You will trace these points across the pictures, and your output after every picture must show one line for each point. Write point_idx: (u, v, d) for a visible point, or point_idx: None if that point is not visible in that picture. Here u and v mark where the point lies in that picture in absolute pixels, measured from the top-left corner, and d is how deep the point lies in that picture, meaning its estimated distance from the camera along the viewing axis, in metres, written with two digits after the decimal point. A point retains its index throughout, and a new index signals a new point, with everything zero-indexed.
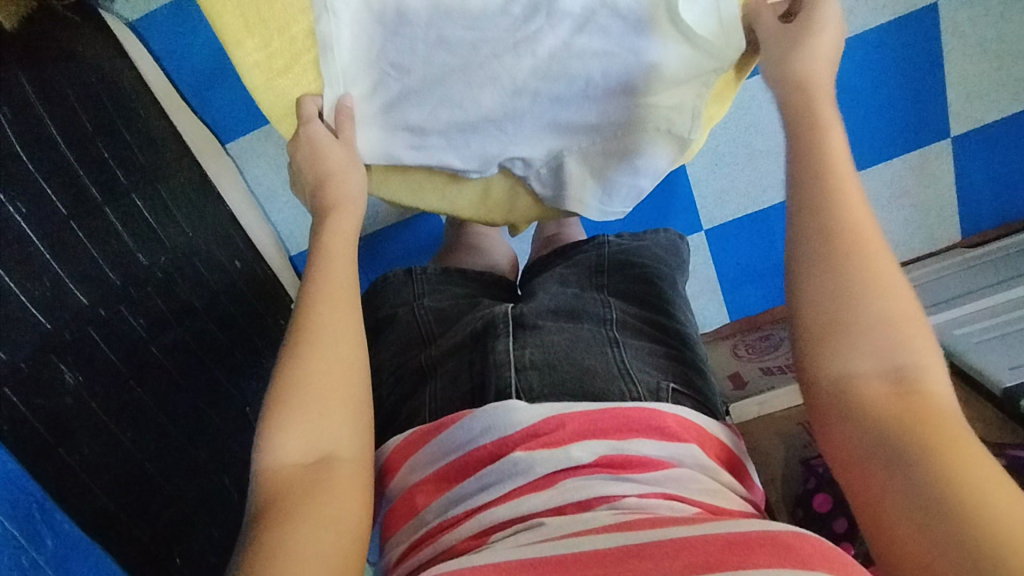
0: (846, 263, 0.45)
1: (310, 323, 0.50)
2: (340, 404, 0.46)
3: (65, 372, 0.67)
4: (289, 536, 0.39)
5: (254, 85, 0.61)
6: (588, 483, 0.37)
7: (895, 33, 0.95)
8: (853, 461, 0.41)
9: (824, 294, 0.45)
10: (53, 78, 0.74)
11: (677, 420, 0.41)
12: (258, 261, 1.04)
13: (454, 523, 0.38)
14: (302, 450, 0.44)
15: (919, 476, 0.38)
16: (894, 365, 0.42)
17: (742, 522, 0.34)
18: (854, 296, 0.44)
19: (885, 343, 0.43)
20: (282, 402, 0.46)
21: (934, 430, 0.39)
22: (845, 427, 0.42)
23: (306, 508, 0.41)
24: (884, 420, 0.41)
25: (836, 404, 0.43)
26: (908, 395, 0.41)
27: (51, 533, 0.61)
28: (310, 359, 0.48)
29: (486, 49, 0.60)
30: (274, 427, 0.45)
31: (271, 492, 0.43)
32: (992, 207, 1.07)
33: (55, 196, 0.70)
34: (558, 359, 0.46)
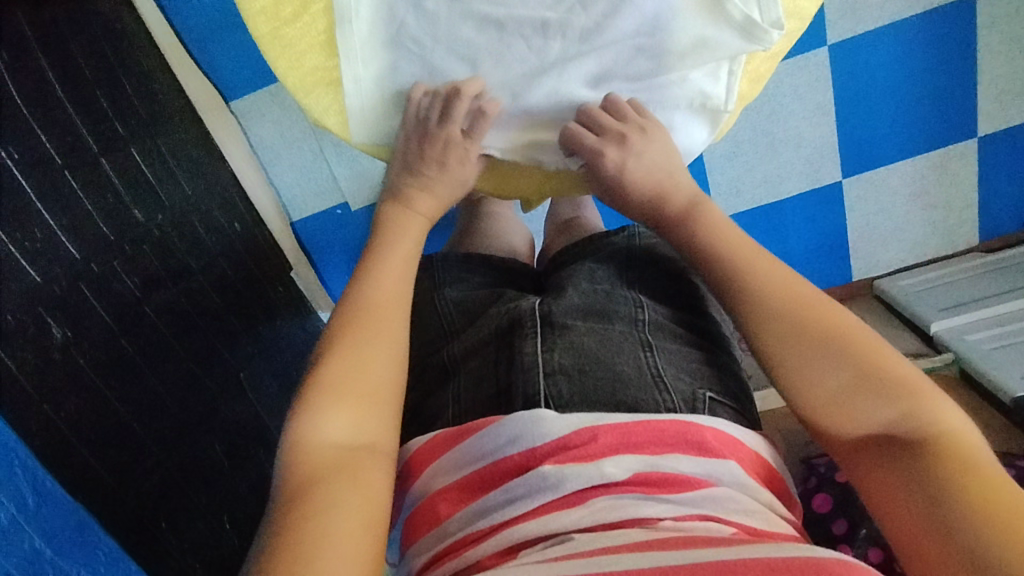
0: (812, 338, 0.47)
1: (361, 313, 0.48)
2: (385, 399, 0.45)
3: (52, 326, 0.64)
4: (333, 524, 0.37)
5: (259, 33, 0.58)
6: (621, 503, 0.35)
7: (931, 24, 0.92)
8: (894, 521, 0.41)
9: (804, 361, 0.46)
10: (52, 17, 0.69)
11: (715, 434, 0.39)
12: (258, 226, 1.01)
13: (478, 538, 0.36)
14: (346, 435, 0.43)
15: (961, 526, 0.37)
16: (892, 422, 0.43)
17: (783, 546, 0.31)
18: (825, 364, 0.46)
19: (879, 402, 0.44)
20: (321, 389, 0.44)
21: (958, 473, 0.39)
22: (880, 489, 0.42)
23: (350, 496, 0.39)
24: (912, 474, 0.41)
25: (861, 469, 0.44)
26: (918, 446, 0.41)
27: (33, 492, 0.59)
28: (361, 348, 0.47)
29: (514, 28, 0.58)
30: (318, 408, 0.43)
31: (310, 471, 0.40)
32: (1013, 211, 1.05)
33: (49, 143, 0.66)
34: (589, 363, 0.44)
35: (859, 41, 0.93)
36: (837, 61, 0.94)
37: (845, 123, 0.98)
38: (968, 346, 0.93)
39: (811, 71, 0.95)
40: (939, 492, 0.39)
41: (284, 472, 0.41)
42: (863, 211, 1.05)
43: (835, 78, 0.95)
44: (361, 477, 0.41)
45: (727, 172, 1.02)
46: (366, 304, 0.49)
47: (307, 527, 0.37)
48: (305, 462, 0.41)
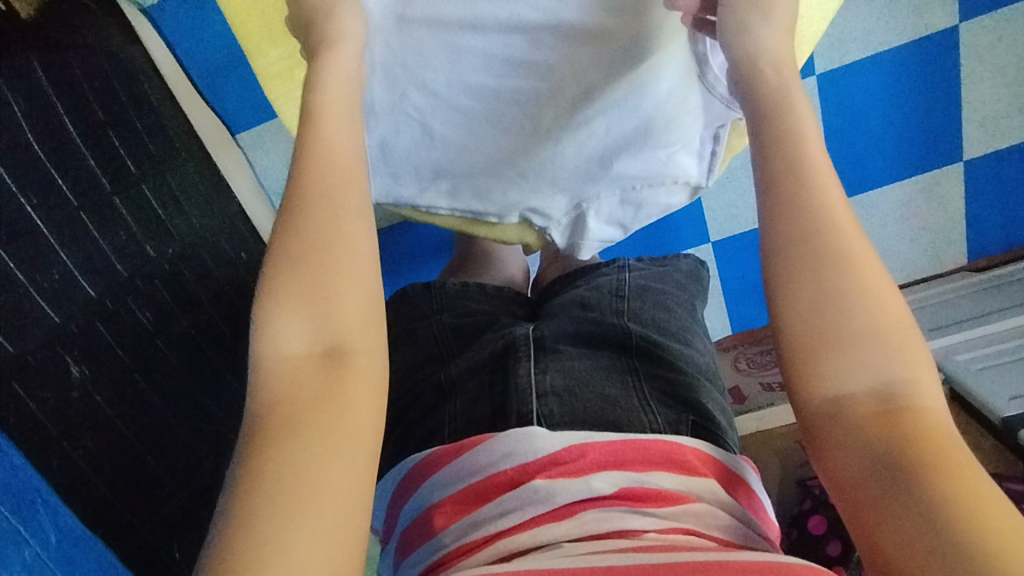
0: (830, 279, 0.39)
1: (316, 200, 0.42)
2: (349, 297, 0.40)
3: (71, 364, 0.67)
4: (295, 453, 0.35)
5: (275, 96, 0.62)
6: (608, 515, 0.37)
7: (915, 54, 0.94)
8: (851, 492, 0.36)
9: (804, 303, 0.39)
10: (64, 63, 0.74)
11: (696, 452, 0.41)
12: (263, 254, 1.04)
13: (470, 550, 0.38)
14: (306, 344, 0.38)
15: (922, 498, 0.33)
16: (881, 381, 0.37)
17: (757, 553, 0.34)
18: (834, 306, 0.39)
19: (878, 360, 0.37)
20: (282, 288, 0.39)
21: (934, 451, 0.35)
22: (840, 454, 0.37)
23: (313, 417, 0.36)
24: (883, 446, 0.36)
25: (824, 427, 0.38)
26: (895, 414, 0.36)
27: (55, 529, 0.60)
28: (318, 235, 0.41)
29: (509, 97, 0.61)
30: (270, 320, 0.39)
31: (273, 394, 0.37)
32: (1000, 233, 1.07)
33: (64, 184, 0.70)
34: (578, 386, 0.46)
35: (846, 71, 0.96)
36: (824, 91, 0.97)
37: (834, 148, 1.01)
38: (960, 368, 0.96)
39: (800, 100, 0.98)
40: (905, 464, 0.34)
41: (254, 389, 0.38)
42: None
43: (822, 106, 0.98)
44: (329, 390, 0.37)
45: None
46: (316, 193, 0.42)
47: (268, 459, 0.35)
48: (275, 372, 0.38)
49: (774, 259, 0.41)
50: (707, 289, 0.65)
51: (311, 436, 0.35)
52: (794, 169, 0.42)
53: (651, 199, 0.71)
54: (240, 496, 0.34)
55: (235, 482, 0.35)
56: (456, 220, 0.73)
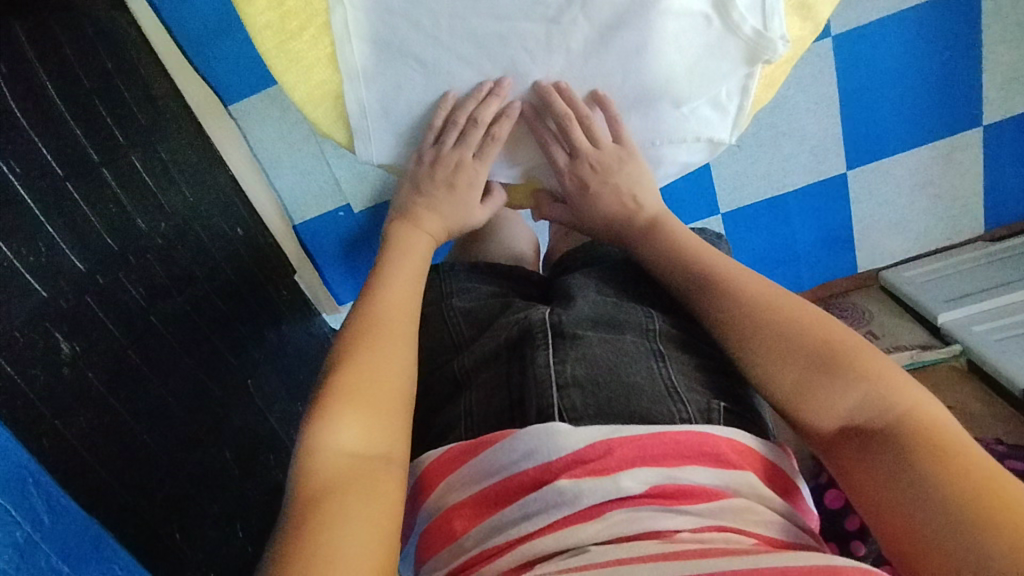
0: (777, 335, 0.50)
1: (377, 320, 0.50)
2: (395, 410, 0.45)
3: (60, 340, 0.64)
4: (347, 538, 0.37)
5: (264, 48, 0.58)
6: (638, 516, 0.35)
7: (935, 14, 0.90)
8: (878, 506, 0.43)
9: (771, 359, 0.50)
10: (49, 30, 0.69)
11: (732, 444, 0.38)
12: (258, 228, 1.00)
13: (493, 555, 0.36)
14: (359, 444, 0.43)
15: (925, 488, 0.41)
16: (868, 404, 0.45)
17: (799, 554, 0.32)
18: (789, 356, 0.49)
19: (851, 390, 0.46)
20: (340, 393, 0.45)
21: (923, 441, 0.42)
22: (865, 479, 0.45)
23: (364, 506, 0.39)
24: (891, 457, 0.43)
25: (844, 460, 0.46)
26: (883, 424, 0.44)
27: (49, 509, 0.60)
28: (371, 358, 0.47)
29: (517, 44, 0.58)
30: (332, 417, 0.43)
31: (324, 481, 0.40)
32: (1018, 201, 1.04)
33: (49, 155, 0.66)
34: (602, 375, 0.43)
35: (863, 33, 0.92)
36: (841, 53, 0.93)
37: (849, 115, 0.97)
38: (976, 338, 0.96)
39: (816, 63, 0.94)
40: (904, 462, 0.42)
41: (299, 480, 0.41)
42: (866, 202, 1.04)
43: (838, 70, 0.94)
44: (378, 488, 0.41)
45: (731, 167, 1.01)
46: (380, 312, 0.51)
47: (323, 540, 0.36)
48: (327, 464, 0.41)
49: (735, 327, 0.53)
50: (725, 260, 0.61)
51: (362, 517, 0.38)
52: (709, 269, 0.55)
53: (671, 156, 0.68)
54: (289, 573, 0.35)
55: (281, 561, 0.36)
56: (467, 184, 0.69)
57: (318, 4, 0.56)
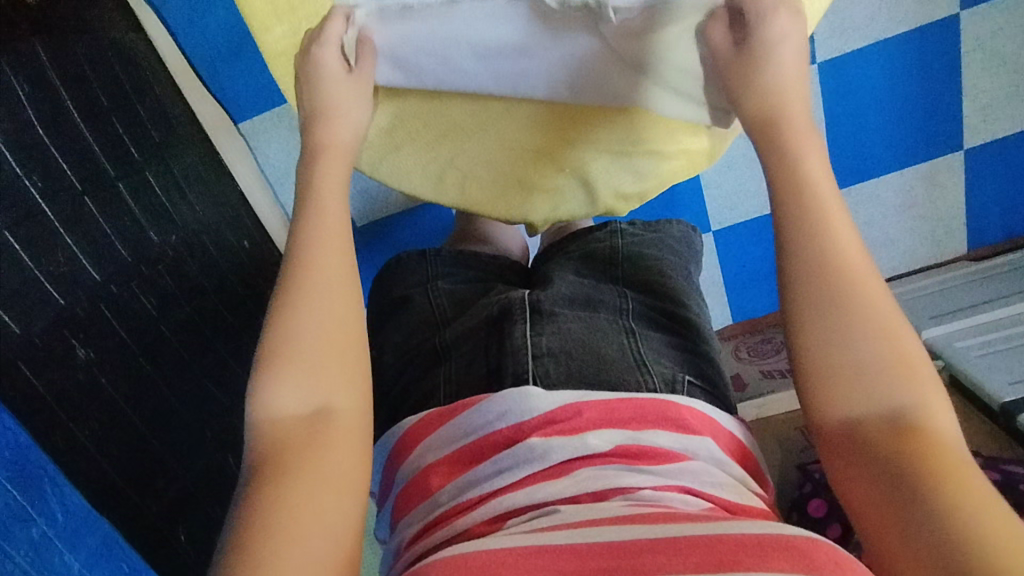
0: (839, 314, 0.43)
1: (310, 275, 0.49)
2: (328, 357, 0.45)
3: (77, 347, 0.66)
4: (287, 501, 0.39)
5: (278, 72, 0.62)
6: (603, 473, 0.37)
7: (917, 42, 0.94)
8: (861, 506, 0.40)
9: (815, 328, 0.44)
10: (70, 51, 0.73)
11: (692, 411, 0.42)
12: (265, 242, 1.02)
13: (467, 508, 0.38)
14: (294, 403, 0.44)
15: (923, 513, 0.37)
16: (890, 407, 0.41)
17: (758, 523, 0.34)
18: (843, 335, 0.43)
19: (881, 384, 0.42)
20: (273, 357, 0.45)
21: (936, 464, 0.38)
22: (852, 475, 0.41)
23: (304, 465, 0.41)
24: (890, 460, 0.39)
25: (838, 449, 0.42)
26: (905, 433, 0.40)
27: (62, 511, 0.62)
28: (298, 316, 0.46)
29: (504, 58, 0.57)
30: (265, 385, 0.44)
31: (267, 449, 0.42)
32: (999, 222, 1.07)
33: (68, 168, 0.69)
34: (575, 346, 0.47)
35: (847, 59, 0.96)
36: (826, 79, 0.97)
37: (835, 137, 1.01)
38: (957, 353, 0.96)
39: (802, 88, 0.98)
40: (907, 478, 0.38)
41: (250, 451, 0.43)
42: (853, 222, 1.08)
43: (823, 94, 0.98)
44: (314, 446, 0.42)
45: None
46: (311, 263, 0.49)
47: (263, 508, 0.39)
48: (269, 432, 0.43)
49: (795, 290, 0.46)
50: (700, 253, 0.64)
51: (294, 487, 0.40)
52: (796, 188, 0.48)
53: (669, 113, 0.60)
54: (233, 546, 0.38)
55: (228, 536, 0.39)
56: (495, 142, 0.67)
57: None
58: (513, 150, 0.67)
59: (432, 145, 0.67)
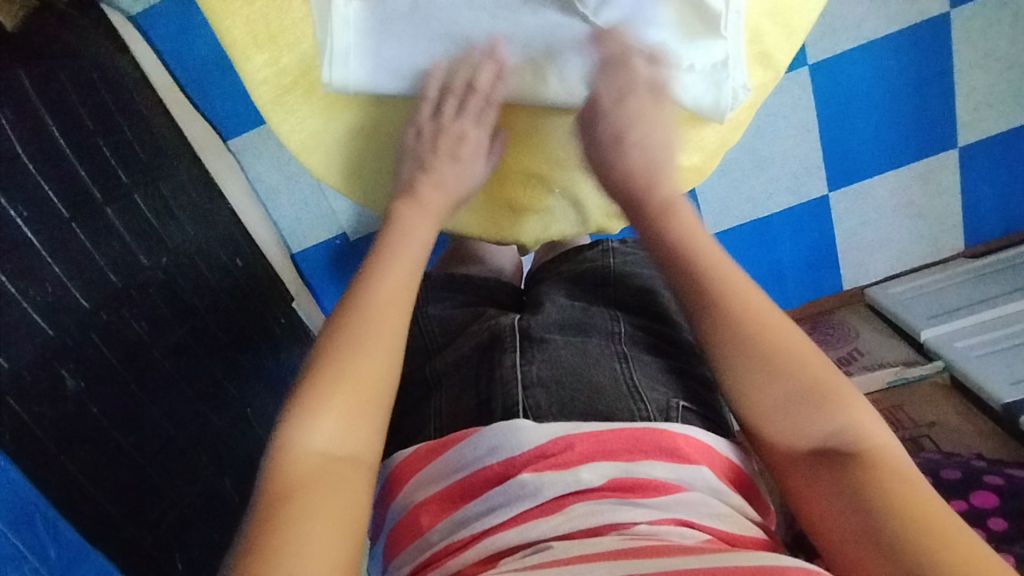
0: (755, 350, 0.48)
1: (370, 316, 0.49)
2: (374, 403, 0.46)
3: (66, 377, 0.65)
4: (307, 542, 0.39)
5: (262, 102, 0.62)
6: (598, 508, 0.37)
7: (907, 41, 0.94)
8: (826, 532, 0.44)
9: (748, 369, 0.47)
10: (54, 74, 0.72)
11: (686, 440, 0.42)
12: (259, 260, 1.01)
13: (459, 547, 0.38)
14: (332, 439, 0.44)
15: (884, 531, 0.40)
16: (829, 433, 0.45)
17: (753, 555, 0.33)
18: (769, 376, 0.47)
19: (818, 416, 0.45)
20: (323, 385, 0.45)
21: (885, 485, 0.42)
22: (814, 504, 0.45)
23: (328, 508, 0.41)
24: (843, 484, 0.43)
25: (794, 481, 0.46)
26: (849, 459, 0.44)
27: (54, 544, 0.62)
28: (356, 358, 0.47)
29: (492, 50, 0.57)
30: (310, 411, 0.44)
31: (296, 477, 0.42)
32: (995, 218, 1.06)
33: (54, 195, 0.68)
34: (565, 375, 0.46)
35: (837, 61, 0.95)
36: (817, 81, 0.96)
37: (829, 140, 1.00)
38: (960, 354, 0.96)
39: (793, 91, 0.97)
40: (860, 500, 0.42)
41: (271, 473, 0.43)
42: (849, 223, 1.07)
43: (815, 96, 0.97)
44: (344, 490, 0.42)
45: (716, 191, 1.03)
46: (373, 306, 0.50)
47: (280, 539, 0.39)
48: (300, 459, 0.43)
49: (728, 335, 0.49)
50: None
51: (324, 527, 0.40)
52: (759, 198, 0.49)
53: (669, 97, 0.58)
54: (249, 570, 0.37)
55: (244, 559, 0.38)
56: (490, 164, 0.66)
57: (312, 60, 0.60)
58: (500, 175, 0.67)
59: None
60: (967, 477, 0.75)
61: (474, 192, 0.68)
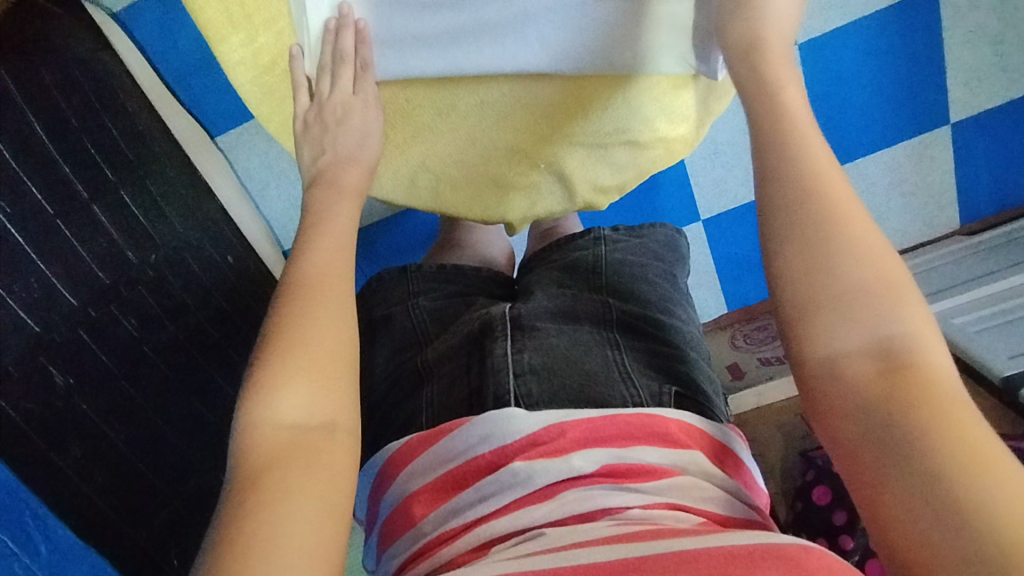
0: (826, 245, 0.38)
1: (315, 284, 0.46)
2: (335, 370, 0.43)
3: (55, 374, 0.65)
4: (284, 522, 0.36)
5: (239, 82, 0.61)
6: (589, 494, 0.37)
7: (895, 18, 0.93)
8: (854, 458, 0.35)
9: (800, 260, 0.38)
10: (37, 72, 0.71)
11: (679, 425, 0.42)
12: (250, 255, 1.01)
13: (452, 536, 0.38)
14: (297, 414, 0.41)
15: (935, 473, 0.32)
16: (880, 339, 0.36)
17: (747, 534, 0.33)
18: (827, 267, 0.38)
19: (873, 316, 0.36)
20: (277, 361, 0.43)
21: (942, 413, 0.33)
22: (847, 421, 0.35)
23: (306, 485, 0.39)
24: (884, 406, 0.34)
25: (825, 394, 0.37)
26: (902, 371, 0.35)
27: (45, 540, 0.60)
28: (309, 326, 0.44)
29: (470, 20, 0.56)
30: (267, 389, 0.41)
31: (261, 459, 0.40)
32: (991, 194, 1.06)
33: (40, 194, 0.68)
34: (557, 362, 0.46)
35: (826, 39, 0.95)
36: (805, 59, 0.96)
37: (820, 119, 1.00)
38: (958, 329, 0.95)
39: None
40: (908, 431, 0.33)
41: (240, 458, 0.40)
42: None
43: (804, 74, 0.97)
44: (315, 463, 0.40)
45: None
46: (314, 273, 0.47)
47: (258, 524, 0.36)
48: (265, 440, 0.40)
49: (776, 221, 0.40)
50: (686, 257, 0.63)
51: (297, 505, 0.37)
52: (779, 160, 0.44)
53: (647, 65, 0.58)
54: (223, 561, 0.35)
55: (216, 551, 0.36)
56: (472, 145, 0.65)
57: (288, 40, 0.58)
58: (485, 150, 0.66)
59: (403, 148, 0.65)
60: None
61: (459, 171, 0.67)
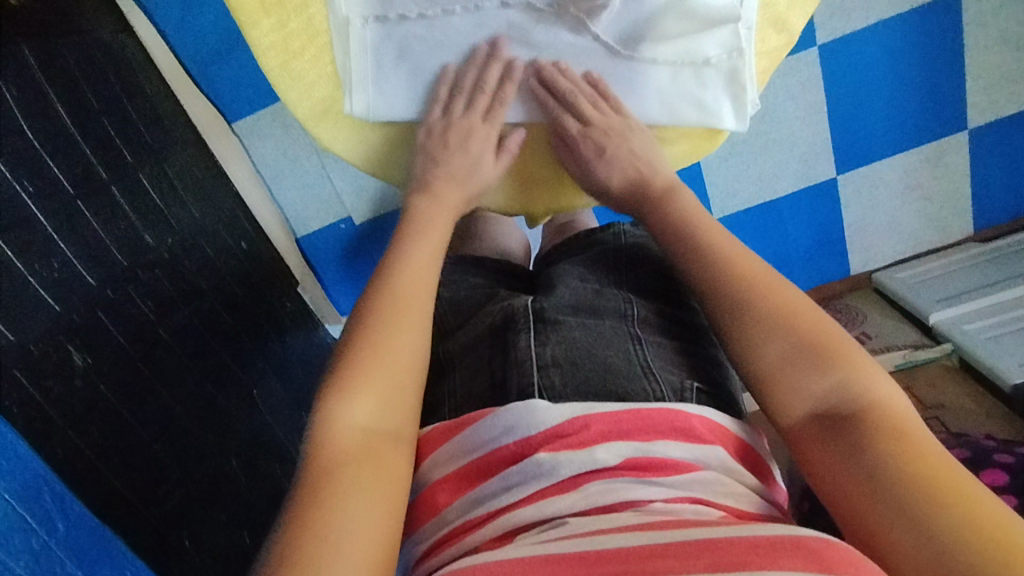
0: (783, 325, 0.47)
1: (390, 298, 0.49)
2: (402, 383, 0.46)
3: (73, 352, 0.65)
4: (349, 516, 0.38)
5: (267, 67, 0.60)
6: (613, 487, 0.38)
7: (918, 22, 0.93)
8: (847, 502, 0.41)
9: (756, 337, 0.47)
10: (60, 53, 0.72)
11: (702, 421, 0.42)
12: (262, 242, 1.01)
13: (477, 524, 0.39)
14: (366, 418, 0.43)
15: (907, 500, 0.38)
16: (838, 399, 0.43)
17: (770, 526, 0.33)
18: (782, 342, 0.46)
19: (826, 381, 0.44)
20: (352, 367, 0.45)
21: (900, 450, 0.40)
22: (828, 469, 0.42)
23: (368, 487, 0.40)
24: (861, 448, 0.41)
25: (805, 444, 0.44)
26: (863, 424, 0.42)
27: (64, 516, 0.61)
28: (385, 337, 0.47)
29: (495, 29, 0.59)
30: (343, 391, 0.43)
31: (333, 454, 0.41)
32: (1004, 202, 1.06)
33: (62, 175, 0.68)
34: (580, 356, 0.47)
35: (850, 41, 0.94)
36: (828, 61, 0.95)
37: (836, 122, 0.99)
38: (969, 338, 0.97)
39: (802, 70, 0.96)
40: (881, 471, 0.39)
41: (310, 451, 0.42)
42: (856, 204, 1.06)
43: (826, 76, 0.96)
44: (380, 466, 0.42)
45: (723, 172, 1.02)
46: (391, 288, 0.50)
47: (325, 514, 0.38)
48: (337, 437, 0.42)
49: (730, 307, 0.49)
50: None
51: (363, 499, 0.39)
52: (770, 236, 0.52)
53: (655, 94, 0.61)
54: (291, 545, 0.36)
55: (284, 535, 0.37)
56: (491, 135, 0.63)
57: (320, 25, 0.58)
58: (504, 144, 0.64)
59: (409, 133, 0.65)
60: (975, 456, 0.75)
61: None
